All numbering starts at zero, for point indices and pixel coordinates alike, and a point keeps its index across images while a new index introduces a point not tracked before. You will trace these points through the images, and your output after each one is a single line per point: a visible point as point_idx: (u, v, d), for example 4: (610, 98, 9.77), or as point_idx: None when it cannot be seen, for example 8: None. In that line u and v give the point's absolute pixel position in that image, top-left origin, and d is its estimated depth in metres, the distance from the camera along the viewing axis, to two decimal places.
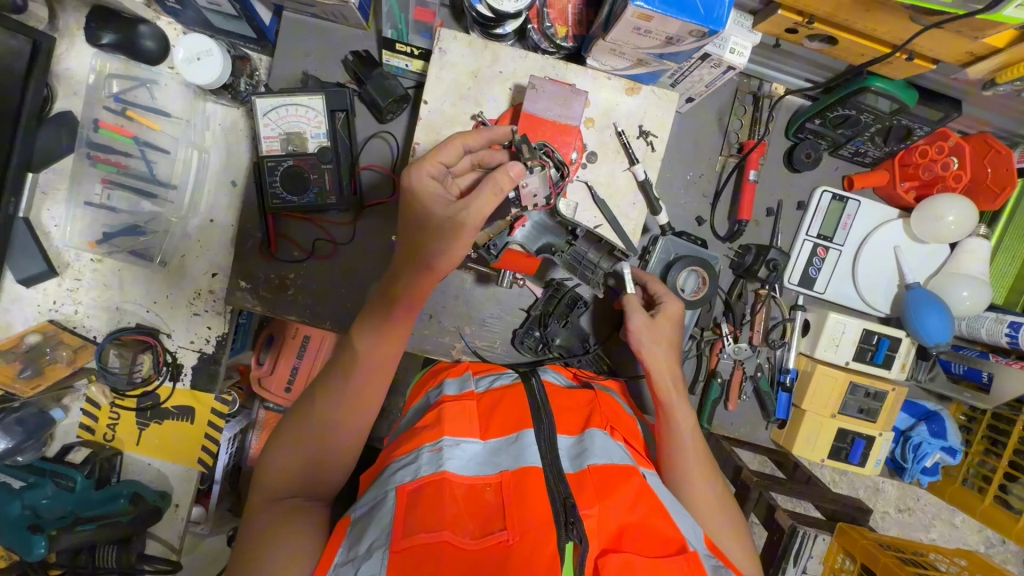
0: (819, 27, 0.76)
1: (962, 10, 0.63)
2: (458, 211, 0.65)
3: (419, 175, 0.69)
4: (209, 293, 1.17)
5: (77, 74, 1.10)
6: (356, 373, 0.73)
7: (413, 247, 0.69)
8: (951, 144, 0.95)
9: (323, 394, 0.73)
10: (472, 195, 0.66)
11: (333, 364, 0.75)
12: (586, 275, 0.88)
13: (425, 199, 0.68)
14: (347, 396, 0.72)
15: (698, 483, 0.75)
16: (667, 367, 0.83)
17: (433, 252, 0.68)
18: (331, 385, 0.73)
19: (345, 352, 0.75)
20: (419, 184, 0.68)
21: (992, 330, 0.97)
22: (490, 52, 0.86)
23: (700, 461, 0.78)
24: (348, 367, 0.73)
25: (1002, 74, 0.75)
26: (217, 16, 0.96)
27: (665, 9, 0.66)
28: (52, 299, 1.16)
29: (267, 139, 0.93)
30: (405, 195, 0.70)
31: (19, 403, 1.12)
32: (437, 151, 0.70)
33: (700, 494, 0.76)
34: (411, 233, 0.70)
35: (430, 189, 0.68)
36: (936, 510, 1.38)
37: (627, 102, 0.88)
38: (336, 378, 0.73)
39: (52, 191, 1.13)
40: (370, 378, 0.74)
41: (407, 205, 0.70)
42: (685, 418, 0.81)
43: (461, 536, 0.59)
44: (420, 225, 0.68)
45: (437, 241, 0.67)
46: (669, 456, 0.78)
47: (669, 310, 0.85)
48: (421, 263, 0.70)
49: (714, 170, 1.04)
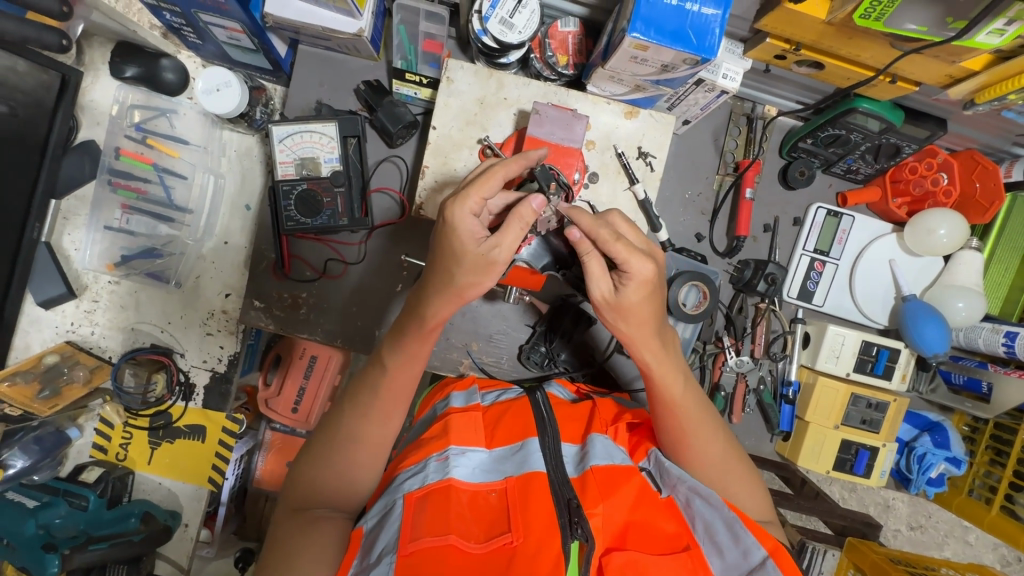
0: (806, 54, 0.81)
1: (938, 36, 0.67)
2: (492, 249, 0.62)
3: (462, 212, 0.61)
4: (222, 313, 1.20)
5: (101, 105, 1.16)
6: (384, 391, 0.73)
7: (442, 276, 0.65)
8: (939, 161, 0.99)
9: (352, 409, 0.73)
10: (509, 233, 0.63)
11: (363, 379, 0.75)
12: None
13: (461, 237, 0.62)
14: (375, 411, 0.73)
15: (694, 437, 0.72)
16: (644, 337, 0.68)
17: (463, 283, 0.64)
18: (360, 401, 0.73)
19: (372, 370, 0.74)
20: (459, 222, 0.62)
21: (989, 341, 1.00)
22: (495, 80, 0.91)
23: (697, 414, 0.73)
24: (377, 386, 0.73)
25: (981, 95, 0.79)
26: (236, 49, 1.01)
27: (660, 39, 0.71)
28: (70, 321, 1.19)
29: (282, 164, 0.97)
30: (440, 226, 0.63)
31: (37, 422, 1.14)
32: (480, 182, 0.62)
33: (702, 446, 0.73)
34: (439, 261, 0.65)
35: (472, 228, 0.62)
36: (947, 526, 1.37)
37: (625, 126, 0.92)
38: (365, 396, 0.73)
39: (74, 216, 1.17)
40: (398, 394, 0.73)
41: (441, 237, 0.64)
42: (675, 373, 0.72)
43: (468, 540, 0.62)
44: (450, 258, 0.63)
45: (470, 275, 0.64)
46: (662, 412, 0.73)
47: (641, 275, 0.64)
48: (447, 291, 0.65)
49: (712, 189, 1.08)
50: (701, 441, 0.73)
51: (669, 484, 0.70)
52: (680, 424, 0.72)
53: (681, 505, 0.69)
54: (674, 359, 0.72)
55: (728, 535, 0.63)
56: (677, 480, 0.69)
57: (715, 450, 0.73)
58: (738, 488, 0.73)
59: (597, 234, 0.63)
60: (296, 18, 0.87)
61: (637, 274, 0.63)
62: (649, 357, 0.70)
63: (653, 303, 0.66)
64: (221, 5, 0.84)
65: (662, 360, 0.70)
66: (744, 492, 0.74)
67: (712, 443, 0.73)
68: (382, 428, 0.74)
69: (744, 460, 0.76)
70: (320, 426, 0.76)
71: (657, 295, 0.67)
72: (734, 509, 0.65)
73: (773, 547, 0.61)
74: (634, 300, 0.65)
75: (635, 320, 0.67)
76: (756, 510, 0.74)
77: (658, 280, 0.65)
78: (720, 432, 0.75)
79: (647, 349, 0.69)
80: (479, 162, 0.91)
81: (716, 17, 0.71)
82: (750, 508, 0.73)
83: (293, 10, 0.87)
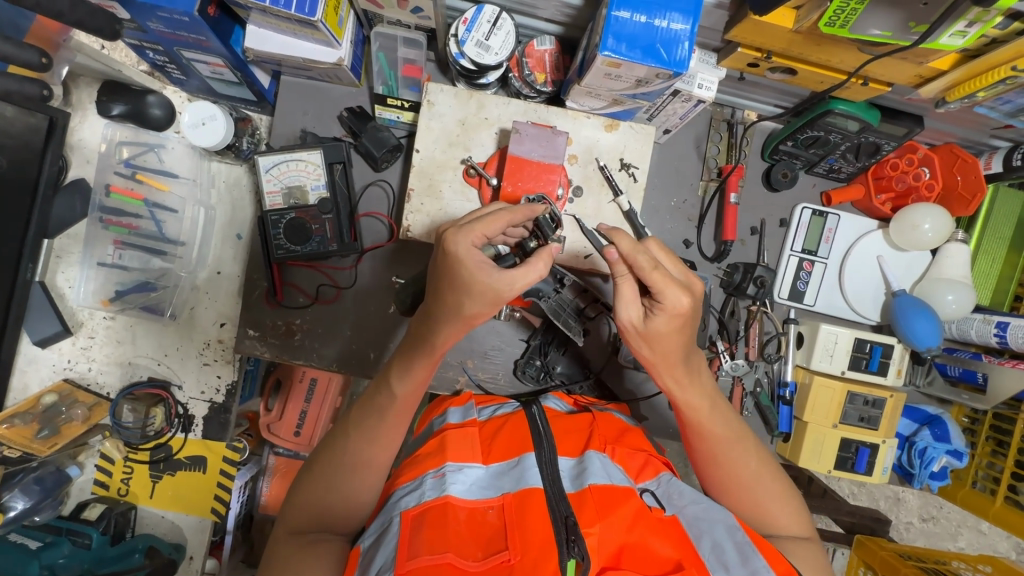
0: (777, 61, 0.82)
1: (905, 40, 0.69)
2: (504, 285, 0.62)
3: (465, 246, 0.62)
4: (218, 343, 1.20)
5: (90, 144, 1.17)
6: (393, 414, 0.72)
7: (451, 306, 0.64)
8: (919, 156, 1.00)
9: (360, 432, 0.72)
10: (524, 271, 0.63)
11: (369, 402, 0.73)
12: (567, 323, 0.92)
13: (472, 270, 0.62)
14: (380, 435, 0.72)
15: (720, 452, 0.76)
16: (671, 362, 0.71)
17: (472, 312, 0.64)
18: (366, 426, 0.72)
19: (380, 395, 0.72)
20: (467, 254, 0.62)
21: (981, 332, 1.00)
22: (476, 101, 0.92)
23: (724, 434, 0.76)
24: (384, 410, 0.72)
25: (951, 93, 0.80)
26: (219, 83, 1.03)
27: (630, 55, 0.72)
28: (67, 358, 1.19)
29: (269, 194, 0.98)
30: (444, 259, 0.63)
31: (37, 463, 1.14)
32: (487, 221, 0.64)
33: (728, 460, 0.76)
34: (447, 291, 0.64)
35: (479, 260, 0.62)
36: (961, 517, 1.36)
37: (607, 138, 0.93)
38: (372, 419, 0.72)
39: (67, 255, 1.18)
40: (406, 415, 0.73)
41: (444, 268, 0.64)
42: (698, 397, 0.74)
43: (465, 559, 0.61)
44: (459, 288, 0.62)
45: (478, 306, 0.63)
46: (690, 431, 0.77)
47: (676, 306, 0.65)
48: (457, 319, 0.65)
49: (696, 196, 1.08)
50: (730, 458, 0.76)
51: (677, 505, 0.71)
52: (707, 442, 0.76)
53: (687, 523, 0.69)
54: (699, 384, 0.74)
55: (737, 555, 0.64)
56: (688, 502, 0.71)
57: (746, 466, 0.76)
58: (770, 504, 0.75)
59: (636, 261, 0.63)
60: (276, 50, 0.88)
61: (668, 306, 0.65)
62: (673, 383, 0.74)
63: (678, 336, 0.68)
64: (203, 41, 0.85)
65: (687, 385, 0.74)
66: (777, 507, 0.75)
67: (741, 460, 0.76)
68: (389, 453, 0.73)
69: (775, 473, 0.77)
70: (325, 446, 0.76)
71: (686, 326, 0.68)
72: (745, 533, 0.66)
73: (782, 571, 0.62)
74: (662, 329, 0.67)
75: (658, 348, 0.69)
76: (787, 522, 0.75)
77: (689, 312, 0.66)
78: (750, 449, 0.77)
79: (672, 376, 0.73)
80: (464, 182, 0.92)
81: (685, 31, 0.72)
82: (774, 520, 0.75)
83: (273, 43, 0.88)
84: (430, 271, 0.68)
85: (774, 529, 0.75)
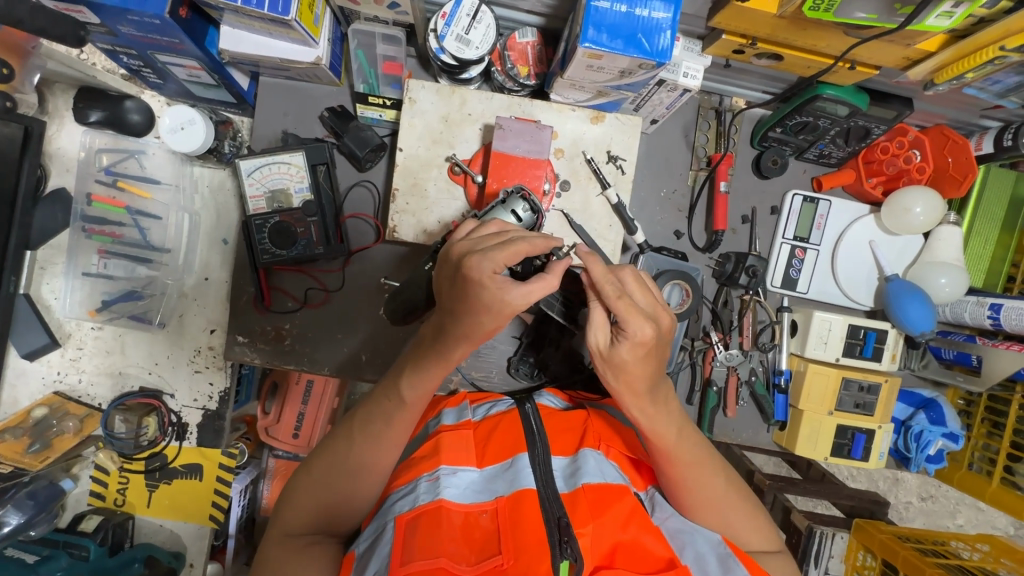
0: (762, 47, 0.81)
1: (890, 22, 0.68)
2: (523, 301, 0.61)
3: (487, 269, 0.61)
4: (209, 349, 1.18)
5: (69, 152, 1.15)
6: (398, 420, 0.71)
7: (468, 324, 0.63)
8: (911, 139, 0.99)
9: (362, 436, 0.71)
10: (540, 287, 0.62)
11: (375, 406, 0.72)
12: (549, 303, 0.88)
13: (490, 288, 0.60)
14: (385, 440, 0.71)
15: (691, 477, 0.70)
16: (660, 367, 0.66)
17: (488, 328, 0.63)
18: (371, 428, 0.71)
19: (388, 401, 0.71)
20: (480, 273, 0.61)
21: (974, 314, 1.00)
22: (458, 97, 0.91)
23: (694, 458, 0.70)
24: (389, 415, 0.71)
25: (939, 75, 0.79)
26: (196, 86, 1.01)
27: (612, 47, 0.70)
28: (56, 370, 1.18)
29: (252, 198, 0.96)
30: (463, 279, 0.62)
31: (29, 477, 1.13)
32: (511, 248, 0.62)
33: (698, 486, 0.71)
34: (464, 311, 0.63)
35: (501, 282, 0.61)
36: (959, 495, 1.37)
37: (592, 131, 0.92)
38: (377, 423, 0.71)
39: (51, 266, 1.16)
40: (410, 420, 0.72)
41: (463, 288, 0.62)
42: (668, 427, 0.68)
43: (458, 562, 0.60)
44: (477, 307, 0.61)
45: (498, 323, 0.63)
46: (660, 461, 0.71)
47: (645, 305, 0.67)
48: (473, 335, 0.64)
49: (686, 186, 1.07)
50: (701, 483, 0.71)
51: (661, 517, 0.74)
52: (679, 469, 0.70)
53: (670, 534, 0.71)
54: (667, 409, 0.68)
55: (719, 565, 0.65)
56: (669, 514, 0.74)
57: (717, 487, 0.72)
58: (736, 520, 0.73)
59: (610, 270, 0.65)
60: (251, 51, 0.86)
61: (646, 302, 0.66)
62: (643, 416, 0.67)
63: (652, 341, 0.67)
64: (177, 45, 0.83)
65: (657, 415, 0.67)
66: (745, 520, 0.73)
67: (710, 483, 0.71)
68: (392, 458, 0.73)
69: (743, 490, 0.75)
70: (324, 446, 0.75)
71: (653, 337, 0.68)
72: (729, 547, 0.67)
73: None
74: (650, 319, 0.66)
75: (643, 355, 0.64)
76: (758, 536, 0.74)
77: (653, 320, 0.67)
78: (719, 470, 0.73)
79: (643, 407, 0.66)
80: (449, 180, 0.91)
81: (667, 20, 0.71)
82: (744, 536, 0.73)
83: (248, 44, 0.86)
84: (444, 289, 0.67)
85: (741, 539, 0.74)
